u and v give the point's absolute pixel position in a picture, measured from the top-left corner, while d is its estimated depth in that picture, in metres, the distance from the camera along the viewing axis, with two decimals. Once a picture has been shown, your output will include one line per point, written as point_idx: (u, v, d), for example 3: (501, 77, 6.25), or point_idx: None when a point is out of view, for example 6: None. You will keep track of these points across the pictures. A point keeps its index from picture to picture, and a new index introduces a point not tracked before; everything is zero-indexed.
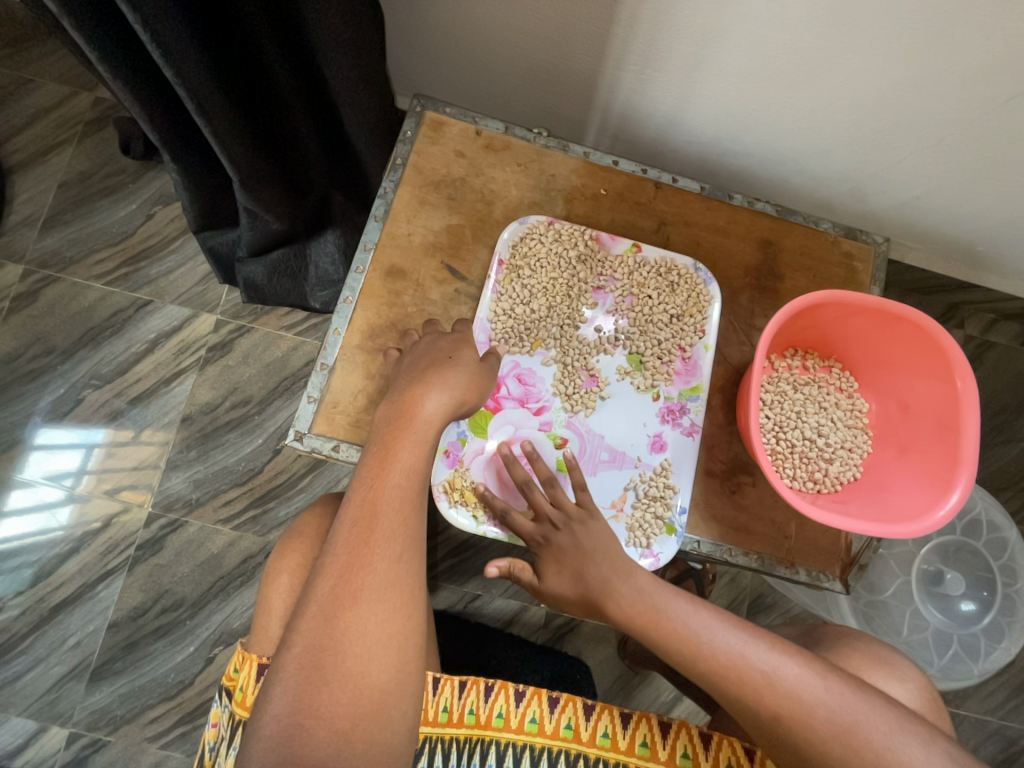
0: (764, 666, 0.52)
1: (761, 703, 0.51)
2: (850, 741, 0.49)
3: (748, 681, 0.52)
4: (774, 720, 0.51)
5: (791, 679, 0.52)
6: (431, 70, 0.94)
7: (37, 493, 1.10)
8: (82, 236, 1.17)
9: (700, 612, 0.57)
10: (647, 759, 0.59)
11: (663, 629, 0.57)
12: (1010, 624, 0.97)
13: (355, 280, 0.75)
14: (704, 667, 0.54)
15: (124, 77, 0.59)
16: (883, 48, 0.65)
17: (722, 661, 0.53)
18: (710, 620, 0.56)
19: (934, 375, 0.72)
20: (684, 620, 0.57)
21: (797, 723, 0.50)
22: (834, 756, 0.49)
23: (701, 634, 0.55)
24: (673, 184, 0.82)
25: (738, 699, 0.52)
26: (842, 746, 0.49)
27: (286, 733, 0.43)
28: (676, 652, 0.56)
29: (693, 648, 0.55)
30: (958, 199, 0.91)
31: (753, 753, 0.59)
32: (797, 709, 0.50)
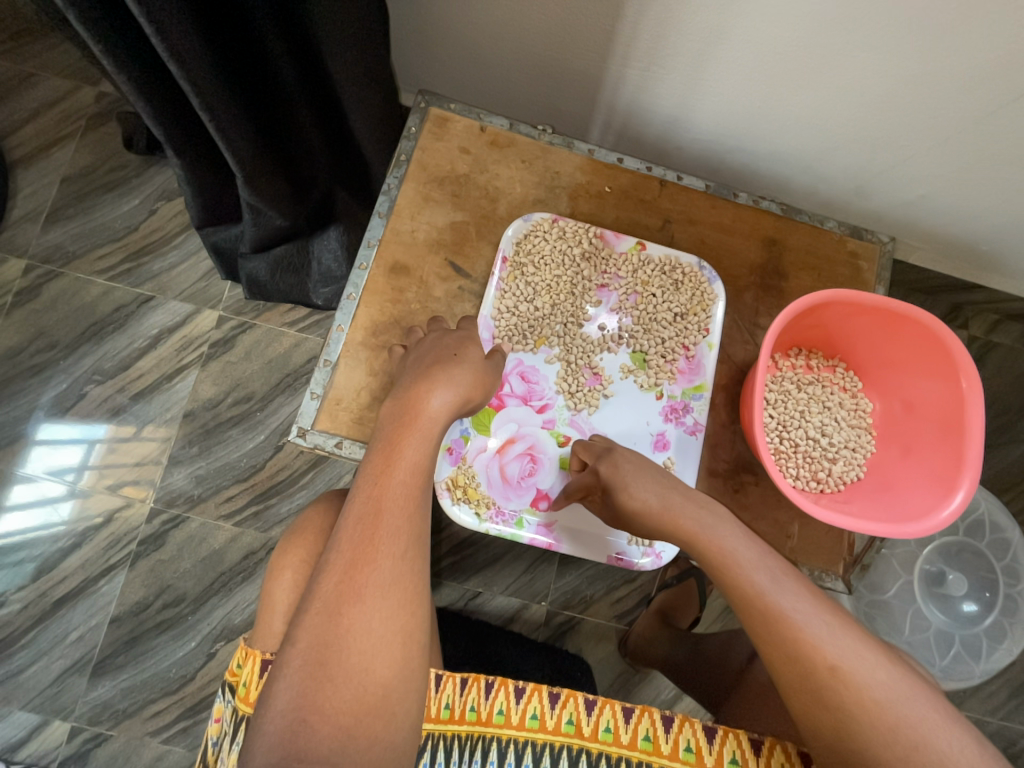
0: (828, 619, 0.52)
1: (818, 654, 0.50)
2: (902, 712, 0.47)
3: (809, 629, 0.51)
4: (828, 671, 0.49)
5: (852, 640, 0.51)
6: (434, 66, 0.93)
7: (39, 488, 1.10)
8: (85, 232, 1.17)
9: (770, 559, 0.57)
10: (648, 753, 0.59)
11: (731, 563, 0.56)
12: (1012, 625, 0.97)
13: (358, 276, 0.75)
14: (765, 606, 0.53)
15: (128, 71, 0.59)
16: (890, 46, 0.64)
17: (788, 602, 0.53)
18: (780, 569, 0.56)
19: (939, 375, 0.72)
20: (755, 560, 0.56)
21: (850, 681, 0.48)
22: (880, 723, 0.47)
23: (769, 579, 0.55)
24: (678, 182, 0.82)
25: (791, 645, 0.51)
26: (892, 715, 0.47)
27: (290, 730, 0.43)
28: (740, 587, 0.55)
29: (761, 587, 0.54)
30: (963, 199, 0.91)
31: (760, 745, 0.59)
32: (854, 667, 0.49)
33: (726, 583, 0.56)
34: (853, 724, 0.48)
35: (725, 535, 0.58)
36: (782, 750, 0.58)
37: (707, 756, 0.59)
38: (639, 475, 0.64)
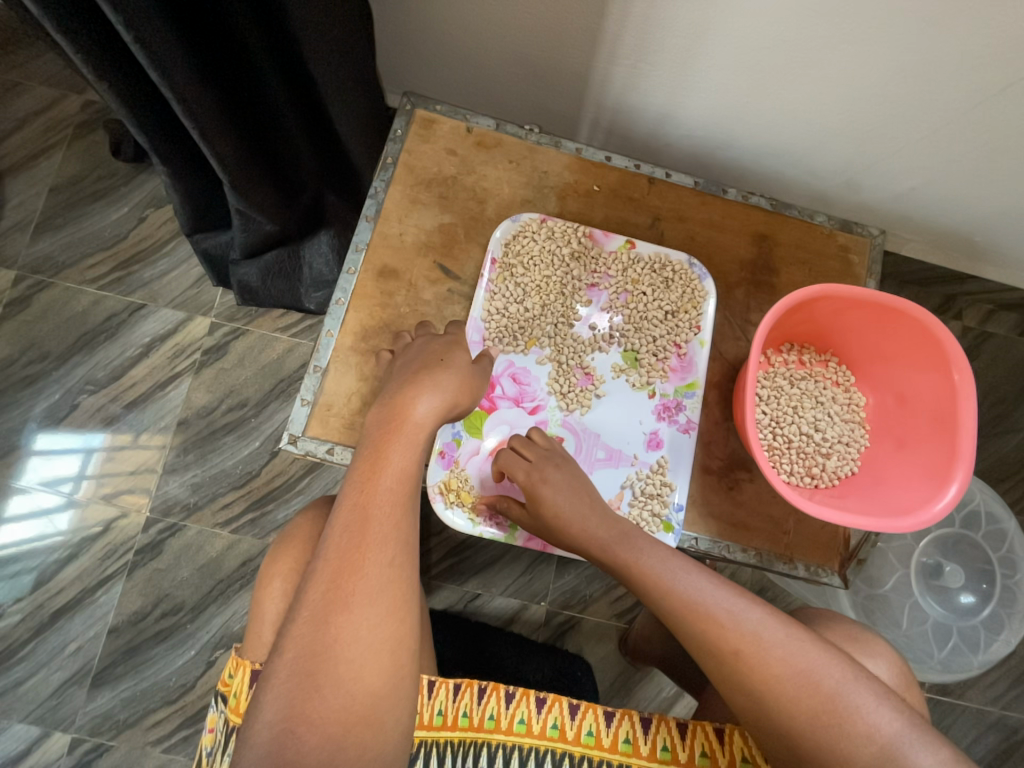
0: (731, 604, 0.54)
1: (724, 642, 0.53)
2: (804, 683, 0.50)
3: (714, 618, 0.54)
4: (733, 656, 0.52)
5: (755, 620, 0.53)
6: (420, 67, 0.93)
7: (35, 499, 1.10)
8: (74, 241, 1.16)
9: (674, 557, 0.59)
10: (629, 755, 0.60)
11: (638, 568, 0.59)
12: (1010, 616, 0.97)
13: (346, 281, 0.75)
14: (672, 603, 0.56)
15: (109, 78, 0.58)
16: (875, 38, 0.64)
17: (692, 595, 0.55)
18: (685, 562, 0.58)
19: (931, 368, 0.72)
20: (659, 562, 0.58)
21: (754, 661, 0.52)
22: (785, 696, 0.50)
23: (674, 574, 0.57)
24: (666, 179, 0.82)
25: (700, 636, 0.54)
26: (794, 686, 0.50)
27: (277, 741, 0.43)
28: (648, 589, 0.58)
29: (666, 585, 0.57)
30: (955, 190, 0.90)
31: (722, 731, 0.59)
32: (757, 649, 0.52)
33: (639, 586, 0.59)
34: (765, 702, 0.51)
35: (632, 543, 0.61)
36: (740, 735, 0.59)
37: (681, 753, 0.59)
38: (564, 484, 0.64)
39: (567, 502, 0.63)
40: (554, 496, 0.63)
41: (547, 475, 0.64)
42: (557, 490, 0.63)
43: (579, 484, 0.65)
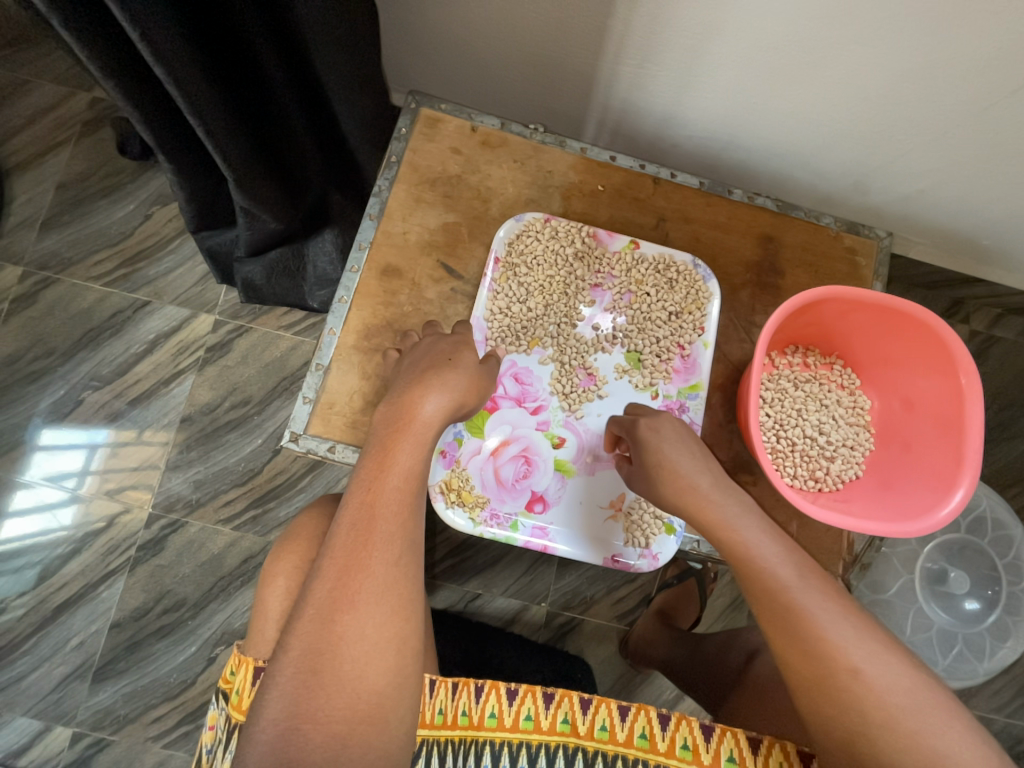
0: (855, 624, 0.51)
1: (841, 657, 0.50)
2: (921, 719, 0.47)
3: (833, 632, 0.50)
4: (849, 674, 0.49)
5: (877, 644, 0.50)
6: (427, 66, 0.93)
7: (39, 495, 1.10)
8: (80, 238, 1.17)
9: (794, 554, 0.56)
10: (644, 751, 0.59)
11: (755, 557, 0.56)
12: (1015, 624, 0.96)
13: (350, 279, 0.75)
14: (787, 603, 0.53)
15: (116, 78, 0.58)
16: (884, 39, 0.64)
17: (812, 601, 0.52)
18: (807, 567, 0.55)
19: (939, 372, 0.71)
20: (778, 556, 0.55)
21: (871, 685, 0.48)
22: (897, 728, 0.47)
23: (794, 575, 0.54)
24: (671, 179, 0.81)
25: (813, 646, 0.50)
26: (911, 720, 0.47)
27: (282, 739, 0.43)
28: (762, 581, 0.55)
29: (783, 582, 0.54)
30: (963, 192, 0.90)
31: (757, 743, 0.58)
32: (877, 673, 0.49)
33: (750, 576, 0.56)
34: (871, 729, 0.48)
35: (749, 530, 0.57)
36: (780, 749, 0.57)
37: (704, 754, 0.58)
38: (676, 441, 0.64)
39: (679, 456, 0.63)
40: (663, 443, 0.64)
41: (659, 425, 0.66)
42: (665, 439, 0.64)
43: (689, 438, 0.65)
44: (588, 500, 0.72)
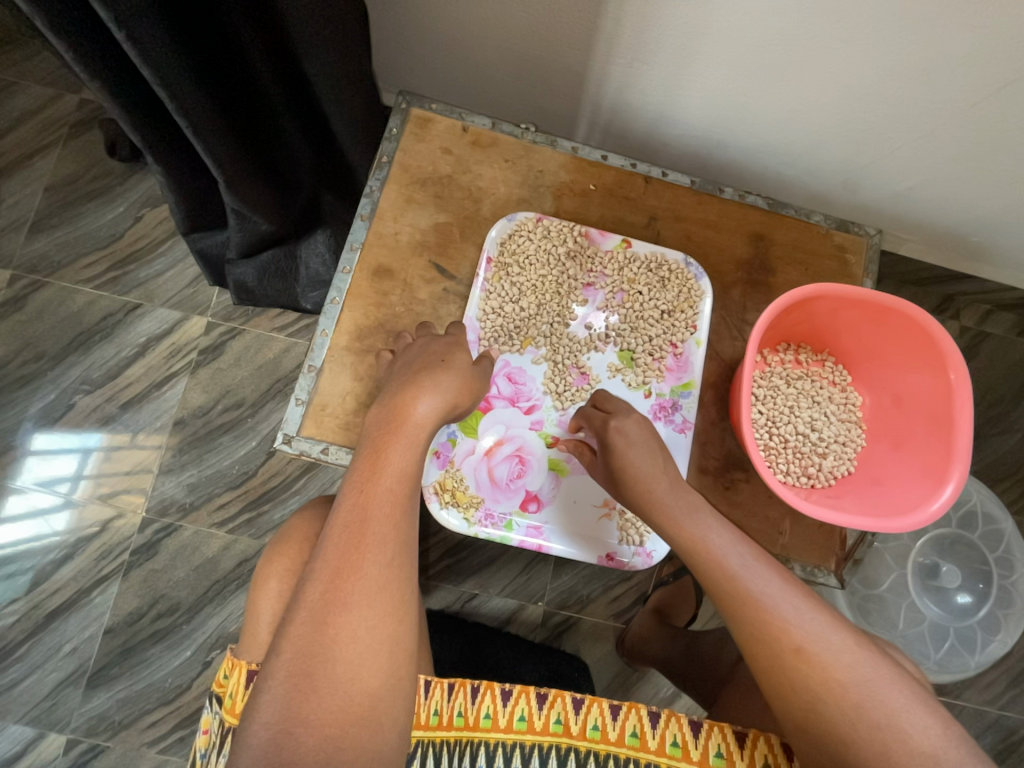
0: (797, 603, 0.52)
1: (784, 636, 0.50)
2: (865, 692, 0.48)
3: (777, 613, 0.51)
4: (793, 653, 0.50)
5: (821, 622, 0.51)
6: (418, 66, 0.93)
7: (31, 500, 1.10)
8: (70, 240, 1.16)
9: (742, 542, 0.57)
10: (636, 750, 0.59)
11: (702, 547, 0.56)
12: (1006, 617, 0.97)
13: (341, 280, 0.75)
14: (733, 589, 0.54)
15: (102, 78, 0.58)
16: (872, 37, 0.64)
17: (757, 585, 0.53)
18: (754, 554, 0.56)
19: (928, 368, 0.71)
20: (726, 543, 0.56)
21: (816, 661, 0.49)
22: (844, 702, 0.48)
23: (740, 560, 0.55)
24: (662, 178, 0.82)
25: (758, 627, 0.51)
26: (856, 693, 0.48)
27: (276, 742, 0.42)
28: (710, 570, 0.55)
29: (731, 571, 0.54)
30: (952, 188, 0.90)
31: (744, 736, 0.58)
32: (821, 649, 0.49)
33: (699, 565, 0.56)
34: (819, 705, 0.48)
35: (699, 522, 0.58)
36: (765, 741, 0.57)
37: (693, 751, 0.58)
38: (638, 439, 0.64)
39: (640, 458, 0.63)
40: (627, 446, 0.64)
41: (624, 426, 0.65)
42: (629, 440, 0.64)
43: (652, 440, 0.65)
44: (581, 499, 0.72)
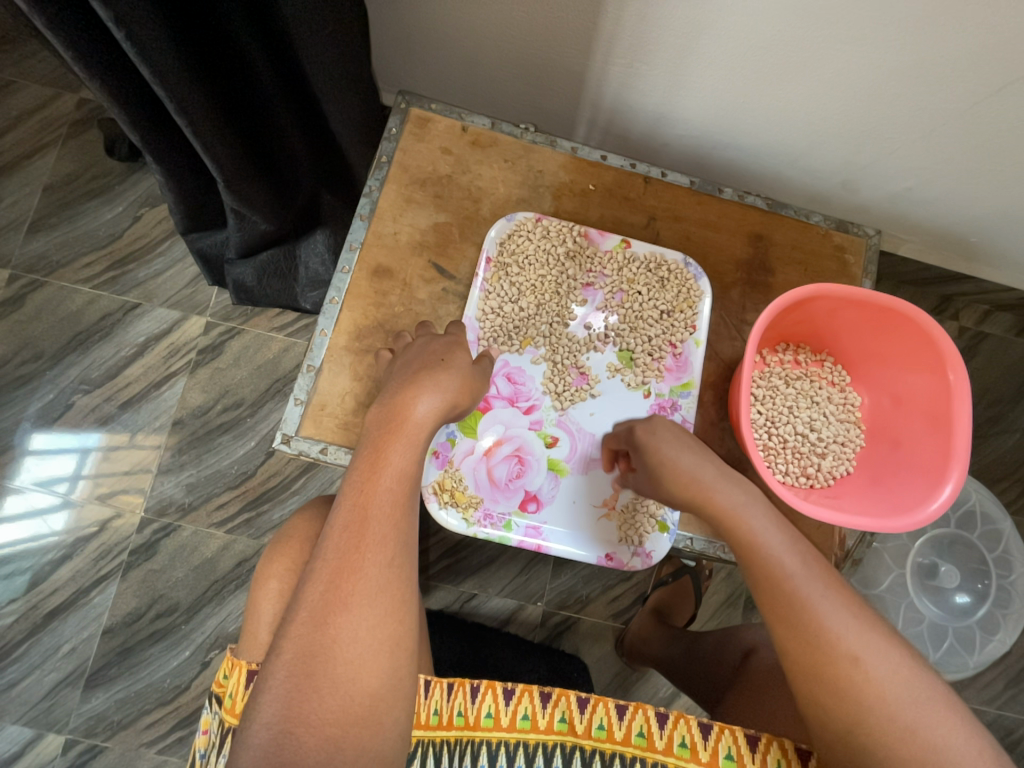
0: (856, 615, 0.51)
1: (840, 647, 0.50)
2: (919, 712, 0.48)
3: (833, 624, 0.51)
4: (851, 667, 0.49)
5: (879, 639, 0.50)
6: (418, 67, 0.93)
7: (29, 500, 1.09)
8: (68, 240, 1.16)
9: (798, 546, 0.56)
10: (642, 749, 0.59)
11: (762, 548, 0.55)
12: (1005, 616, 0.98)
13: (341, 280, 0.75)
14: (793, 595, 0.52)
15: (101, 77, 0.58)
16: (873, 38, 0.64)
17: (817, 593, 0.52)
18: (814, 560, 0.55)
19: (927, 369, 0.71)
20: (781, 545, 0.55)
21: (872, 678, 0.49)
22: (896, 719, 0.48)
23: (797, 564, 0.54)
24: (662, 179, 0.82)
25: (812, 636, 0.51)
26: (909, 713, 0.48)
27: (275, 742, 0.42)
28: (768, 570, 0.54)
29: (790, 574, 0.53)
30: (951, 190, 0.91)
31: (756, 740, 0.58)
32: (878, 666, 0.49)
33: (754, 564, 0.56)
34: (868, 717, 0.48)
35: (757, 521, 0.57)
36: (779, 746, 0.57)
37: (702, 752, 0.58)
38: (679, 442, 0.63)
39: (684, 458, 0.62)
40: (665, 448, 0.63)
41: (654, 428, 0.65)
42: (669, 442, 0.63)
43: (693, 441, 0.64)
44: (581, 500, 0.72)
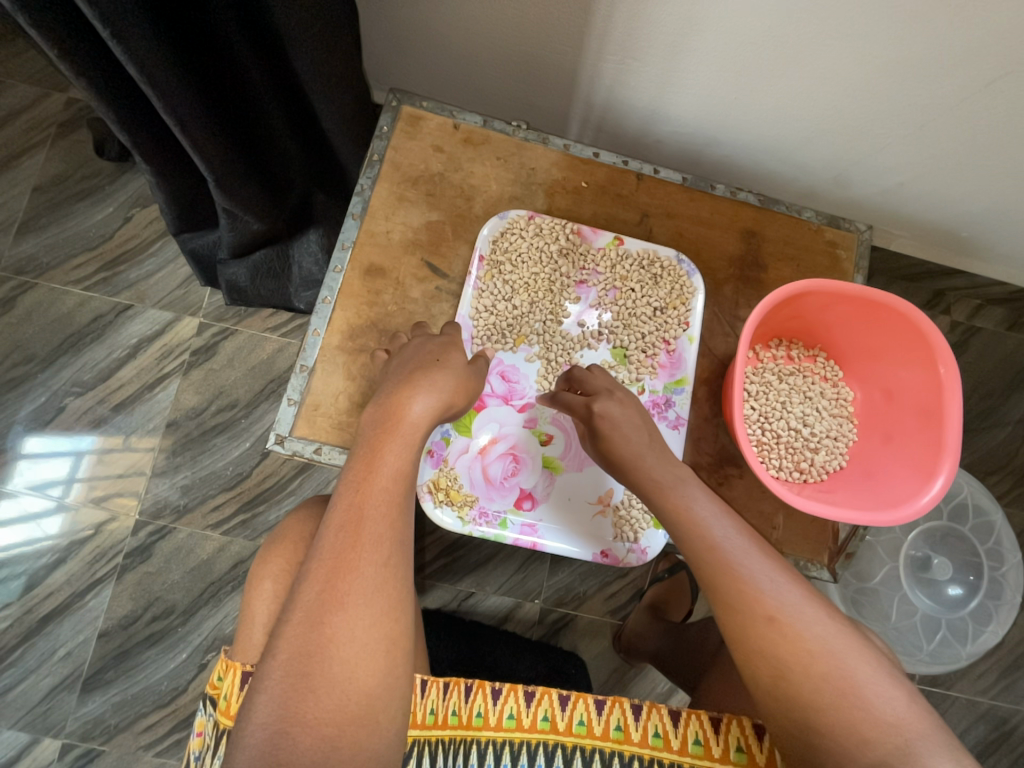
0: (774, 574, 0.52)
1: (758, 605, 0.50)
2: (835, 662, 0.48)
3: (752, 583, 0.51)
4: (767, 622, 0.50)
5: (796, 595, 0.51)
6: (410, 65, 0.93)
7: (22, 504, 1.09)
8: (59, 241, 1.15)
9: (727, 516, 0.57)
10: (620, 743, 0.59)
11: (687, 516, 0.57)
12: (997, 607, 0.98)
13: (333, 279, 0.74)
14: (715, 559, 0.54)
15: (88, 76, 0.57)
16: (863, 33, 0.64)
17: (738, 555, 0.53)
18: (736, 527, 0.56)
19: (918, 363, 0.72)
20: (711, 515, 0.57)
21: (788, 631, 0.49)
22: (811, 671, 0.48)
23: (723, 531, 0.55)
24: (654, 175, 0.82)
25: (734, 597, 0.51)
26: (825, 663, 0.48)
27: (271, 743, 0.42)
28: (692, 540, 0.56)
29: (711, 539, 0.55)
30: (942, 184, 0.91)
31: (718, 720, 0.59)
32: (793, 619, 0.50)
33: (683, 535, 0.57)
34: (789, 673, 0.48)
35: (687, 493, 0.59)
36: (738, 724, 0.58)
37: (674, 740, 0.59)
38: (624, 418, 0.65)
39: (625, 438, 0.64)
40: (613, 431, 0.64)
41: (607, 411, 0.65)
42: (616, 425, 0.64)
43: (637, 419, 0.66)
44: (577, 497, 0.72)
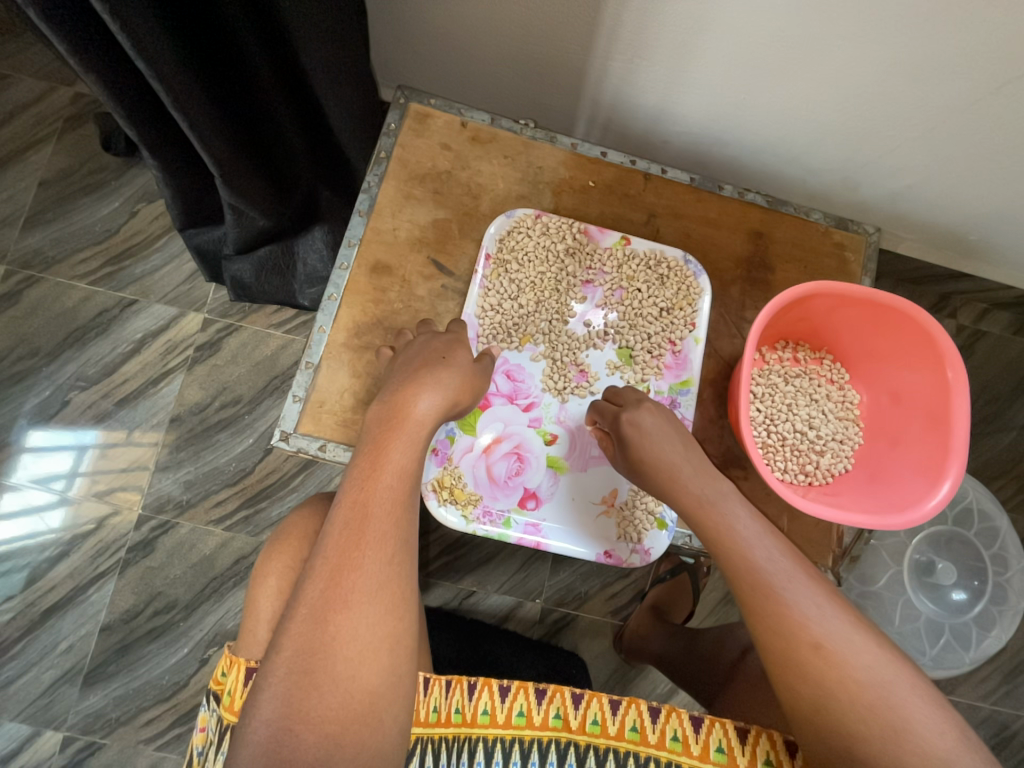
0: (818, 599, 0.52)
1: (804, 632, 0.51)
2: (883, 693, 0.48)
3: (798, 609, 0.52)
4: (812, 649, 0.50)
5: (841, 622, 0.51)
6: (417, 63, 0.93)
7: (26, 497, 1.09)
8: (64, 236, 1.15)
9: (769, 536, 0.57)
10: (635, 744, 0.59)
11: (729, 536, 0.57)
12: (1001, 613, 0.98)
13: (339, 277, 0.74)
14: (760, 583, 0.54)
15: (97, 71, 0.57)
16: (872, 36, 0.64)
17: (782, 579, 0.53)
18: (780, 548, 0.56)
19: (926, 367, 0.71)
20: (752, 536, 0.57)
21: (834, 659, 0.49)
22: (858, 701, 0.48)
23: (766, 553, 0.55)
24: (662, 175, 0.82)
25: (776, 622, 0.52)
26: (872, 693, 0.48)
27: (274, 740, 0.42)
28: (734, 561, 0.56)
29: (756, 562, 0.55)
30: (950, 187, 0.91)
31: (745, 732, 0.58)
32: (839, 648, 0.50)
33: (723, 555, 0.57)
34: (832, 701, 0.48)
35: (727, 510, 0.59)
36: (767, 738, 0.57)
37: (694, 745, 0.58)
38: (658, 428, 0.64)
39: (659, 447, 0.63)
40: (648, 440, 0.64)
41: (638, 418, 0.65)
42: (652, 435, 0.64)
43: (673, 428, 0.65)
44: (581, 497, 0.72)
